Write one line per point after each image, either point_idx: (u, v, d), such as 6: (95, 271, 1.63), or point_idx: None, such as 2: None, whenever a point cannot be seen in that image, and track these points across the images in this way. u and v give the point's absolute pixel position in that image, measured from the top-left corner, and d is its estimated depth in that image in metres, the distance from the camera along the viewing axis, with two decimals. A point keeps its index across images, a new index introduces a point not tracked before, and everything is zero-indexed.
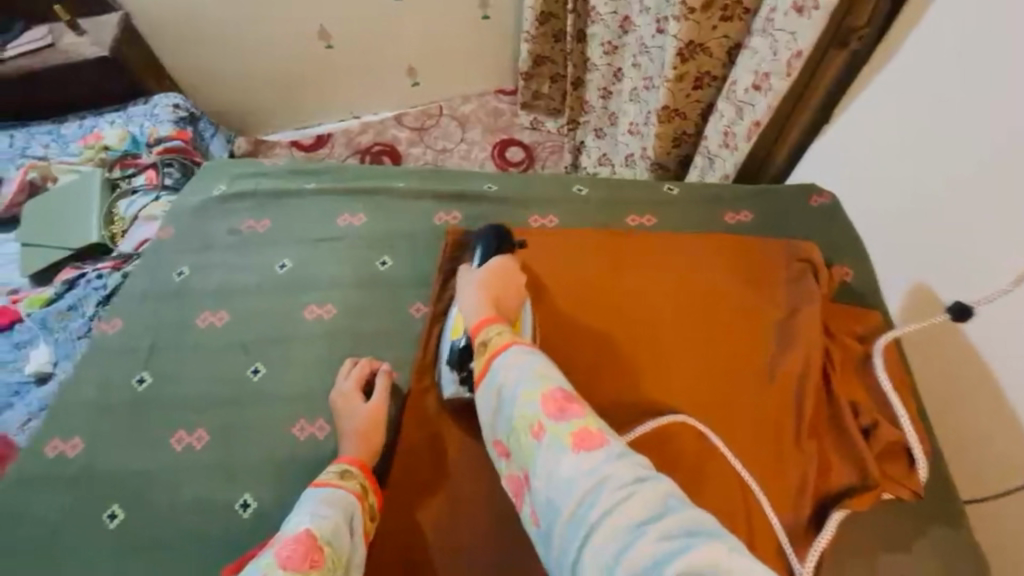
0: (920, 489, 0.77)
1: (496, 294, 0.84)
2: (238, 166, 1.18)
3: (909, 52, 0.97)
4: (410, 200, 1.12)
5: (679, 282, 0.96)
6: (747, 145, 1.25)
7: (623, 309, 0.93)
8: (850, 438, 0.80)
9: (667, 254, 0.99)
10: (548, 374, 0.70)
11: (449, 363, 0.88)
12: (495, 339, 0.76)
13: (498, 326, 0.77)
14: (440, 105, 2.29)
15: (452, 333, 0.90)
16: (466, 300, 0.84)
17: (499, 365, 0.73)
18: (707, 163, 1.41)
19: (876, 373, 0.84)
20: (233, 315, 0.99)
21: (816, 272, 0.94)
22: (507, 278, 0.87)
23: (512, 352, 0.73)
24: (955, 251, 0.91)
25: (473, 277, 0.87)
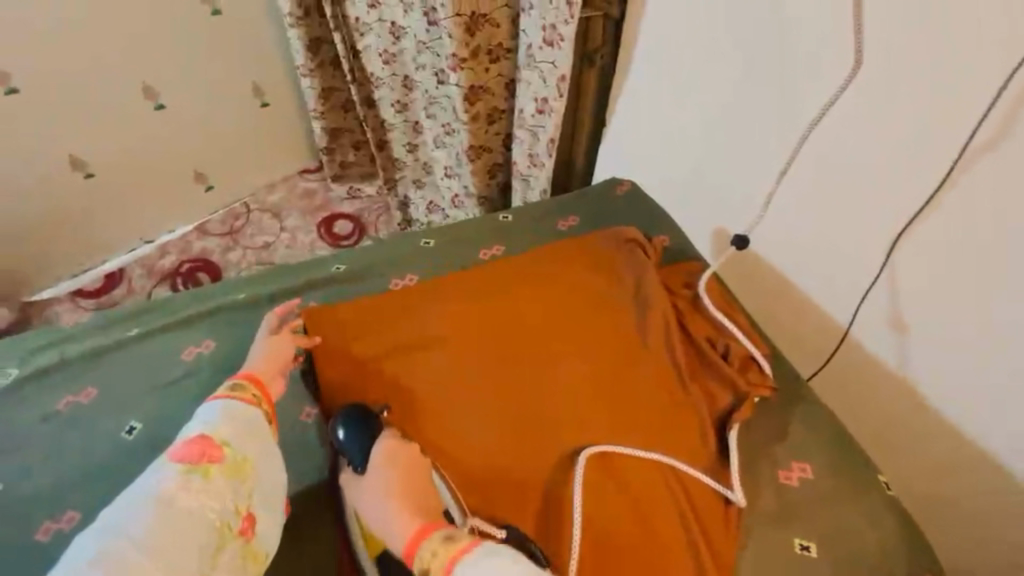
0: (773, 381, 0.95)
1: (409, 494, 0.73)
2: (27, 341, 0.99)
3: (644, 51, 1.21)
4: (259, 307, 1.05)
5: (549, 314, 1.02)
6: (550, 160, 1.43)
7: (508, 355, 0.97)
8: (715, 364, 0.96)
9: (549, 280, 1.06)
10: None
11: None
12: (435, 563, 0.64)
13: (432, 543, 0.66)
14: (244, 202, 2.10)
15: (370, 548, 0.78)
16: (380, 522, 0.72)
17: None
18: (524, 183, 1.53)
19: (711, 310, 1.01)
20: (86, 509, 0.82)
21: (643, 246, 1.12)
22: (411, 459, 0.78)
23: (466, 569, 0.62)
24: (724, 187, 1.18)
25: (368, 487, 0.75)
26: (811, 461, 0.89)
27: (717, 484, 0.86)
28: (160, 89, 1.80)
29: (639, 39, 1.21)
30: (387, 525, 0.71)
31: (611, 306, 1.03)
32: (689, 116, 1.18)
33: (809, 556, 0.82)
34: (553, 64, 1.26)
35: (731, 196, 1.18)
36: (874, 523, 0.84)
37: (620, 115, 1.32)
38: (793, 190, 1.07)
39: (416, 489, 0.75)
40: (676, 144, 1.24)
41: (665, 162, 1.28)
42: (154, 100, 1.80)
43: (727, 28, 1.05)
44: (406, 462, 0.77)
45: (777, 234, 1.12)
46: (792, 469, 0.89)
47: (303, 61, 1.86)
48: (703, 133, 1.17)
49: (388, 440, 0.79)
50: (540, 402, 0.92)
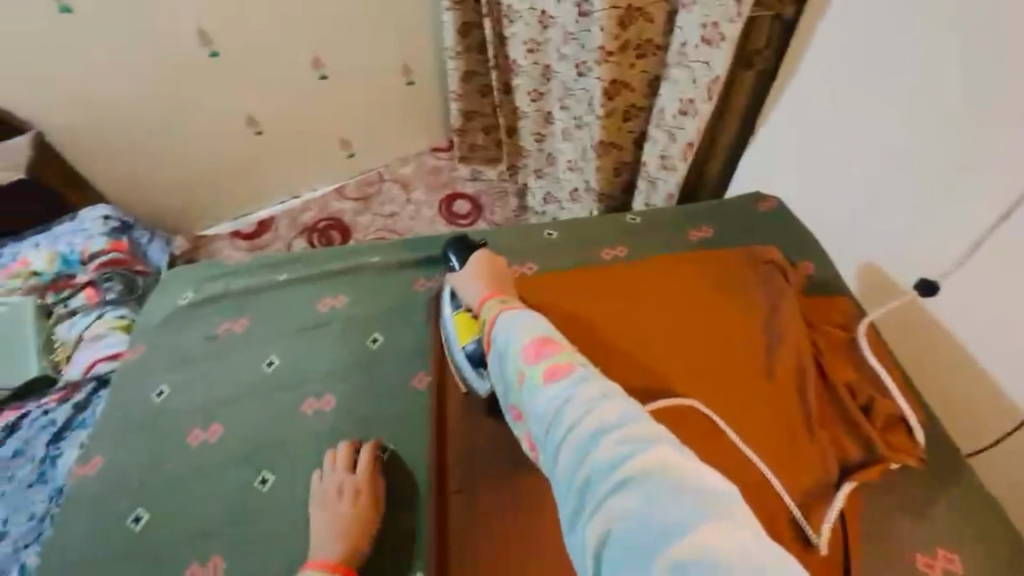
0: (923, 453, 0.82)
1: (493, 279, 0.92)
2: (200, 270, 1.15)
3: (814, 58, 1.09)
4: (389, 273, 1.12)
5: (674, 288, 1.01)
6: (685, 165, 1.36)
7: (623, 307, 0.99)
8: (852, 416, 0.84)
9: (685, 259, 1.06)
10: (531, 327, 0.75)
11: (474, 367, 0.90)
12: (489, 314, 0.82)
13: (493, 304, 0.84)
14: (379, 172, 2.27)
15: (461, 340, 0.92)
16: (469, 291, 0.92)
17: (495, 330, 0.79)
18: (650, 188, 1.47)
19: (863, 353, 0.91)
20: (227, 426, 0.93)
21: (783, 271, 1.02)
22: (498, 269, 0.95)
23: (504, 315, 0.80)
24: (896, 229, 1.01)
25: (465, 274, 0.95)
26: (959, 553, 0.76)
27: (799, 514, 0.76)
28: (325, 62, 1.98)
29: (811, 46, 1.09)
30: (470, 294, 0.91)
31: (735, 318, 0.96)
32: (864, 143, 1.03)
33: None
34: (708, 64, 1.18)
35: (904, 240, 1.00)
36: None
37: (776, 126, 1.21)
38: (997, 255, 0.85)
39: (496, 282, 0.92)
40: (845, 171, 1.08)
41: (823, 185, 1.14)
42: (319, 70, 1.99)
43: (930, 44, 0.89)
44: (496, 265, 0.95)
45: (959, 302, 0.91)
46: (934, 556, 0.76)
47: (452, 44, 1.95)
48: (877, 158, 1.01)
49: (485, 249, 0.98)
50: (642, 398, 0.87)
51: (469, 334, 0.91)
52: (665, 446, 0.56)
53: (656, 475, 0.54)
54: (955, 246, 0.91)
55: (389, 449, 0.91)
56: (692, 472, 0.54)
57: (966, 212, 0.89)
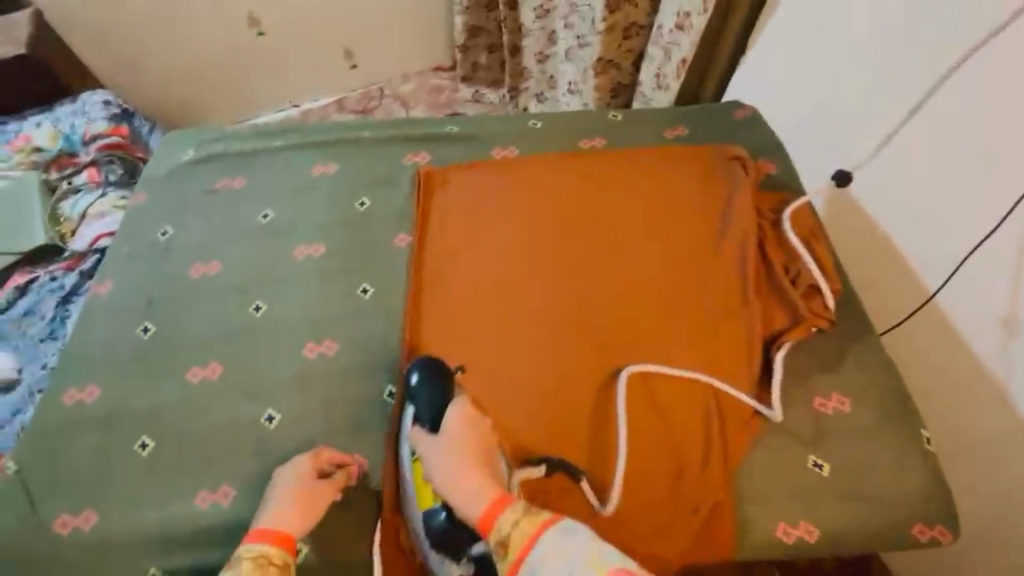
0: (833, 316, 0.93)
1: (482, 462, 0.76)
2: (203, 132, 1.22)
3: None
4: (378, 147, 1.19)
5: (637, 233, 1.03)
6: (677, 83, 1.34)
7: (587, 262, 1.01)
8: (781, 287, 0.95)
9: (648, 198, 1.07)
10: (599, 560, 0.60)
11: (434, 546, 0.78)
12: (517, 535, 0.66)
13: (513, 515, 0.68)
14: (380, 87, 2.27)
15: (421, 504, 0.80)
16: (452, 488, 0.74)
17: (537, 565, 0.63)
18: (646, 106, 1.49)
19: (788, 237, 0.99)
20: (225, 263, 1.03)
21: (745, 164, 1.09)
22: (480, 434, 0.81)
23: (546, 544, 0.64)
24: (841, 138, 1.11)
25: (442, 448, 0.78)
26: (852, 398, 0.87)
27: (736, 390, 0.87)
28: None
29: None
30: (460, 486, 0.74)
31: (698, 229, 1.03)
32: (835, 58, 1.09)
33: (819, 474, 0.82)
34: None
35: (847, 145, 1.11)
36: (898, 471, 0.82)
37: (766, 44, 1.24)
38: (906, 152, 0.99)
39: (488, 462, 0.77)
40: (809, 83, 1.16)
41: (798, 99, 1.19)
42: None
43: None
44: (478, 437, 0.80)
45: (880, 188, 1.05)
46: (830, 400, 0.87)
47: None
48: (845, 75, 1.08)
49: (460, 407, 0.83)
50: (597, 288, 0.98)
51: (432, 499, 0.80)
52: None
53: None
54: (870, 140, 1.06)
55: (368, 291, 1.01)
56: None
57: (890, 121, 1.01)
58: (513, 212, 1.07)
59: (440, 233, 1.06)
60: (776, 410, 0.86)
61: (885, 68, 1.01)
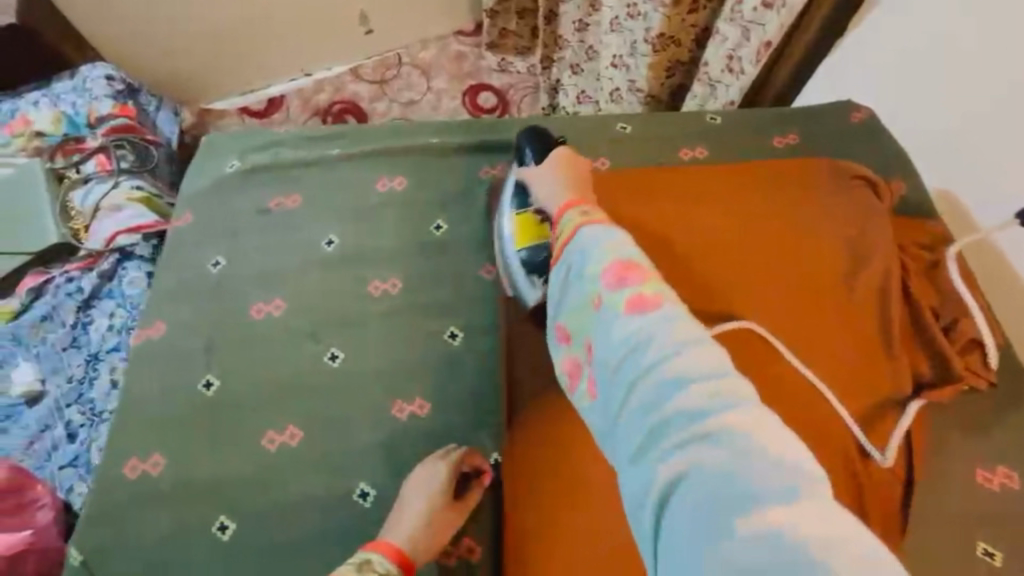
0: (993, 377, 0.82)
1: (576, 189, 0.78)
2: (245, 137, 1.06)
3: None
4: (447, 155, 1.04)
5: (755, 218, 0.94)
6: (752, 69, 1.18)
7: (698, 232, 0.93)
8: (935, 340, 0.83)
9: (772, 191, 0.97)
10: (614, 249, 0.64)
11: (527, 272, 0.83)
12: (567, 226, 0.71)
13: (575, 213, 0.72)
14: (398, 54, 2.09)
15: (517, 244, 0.85)
16: (544, 199, 0.79)
17: (573, 247, 0.68)
18: (709, 91, 1.32)
19: (954, 282, 0.86)
20: (291, 301, 0.91)
21: (873, 184, 0.97)
22: (578, 176, 0.81)
23: (584, 233, 0.68)
24: (986, 173, 0.92)
25: (541, 174, 0.81)
26: (1019, 471, 0.78)
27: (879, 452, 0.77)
28: None
29: None
30: (550, 199, 0.78)
31: (833, 261, 0.89)
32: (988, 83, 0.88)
33: (990, 562, 0.73)
34: None
35: (992, 181, 0.91)
36: None
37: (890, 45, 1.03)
38: None
39: (581, 189, 0.79)
40: (952, 95, 0.94)
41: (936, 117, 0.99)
42: None
43: None
44: (576, 173, 0.81)
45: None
46: (995, 473, 0.78)
47: None
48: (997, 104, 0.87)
49: (568, 149, 0.83)
50: (702, 252, 0.91)
51: (528, 236, 0.84)
52: (763, 414, 0.46)
53: (749, 454, 0.44)
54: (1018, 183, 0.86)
55: (456, 335, 0.89)
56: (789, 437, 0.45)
57: None
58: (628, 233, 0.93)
59: None
60: (886, 456, 0.77)
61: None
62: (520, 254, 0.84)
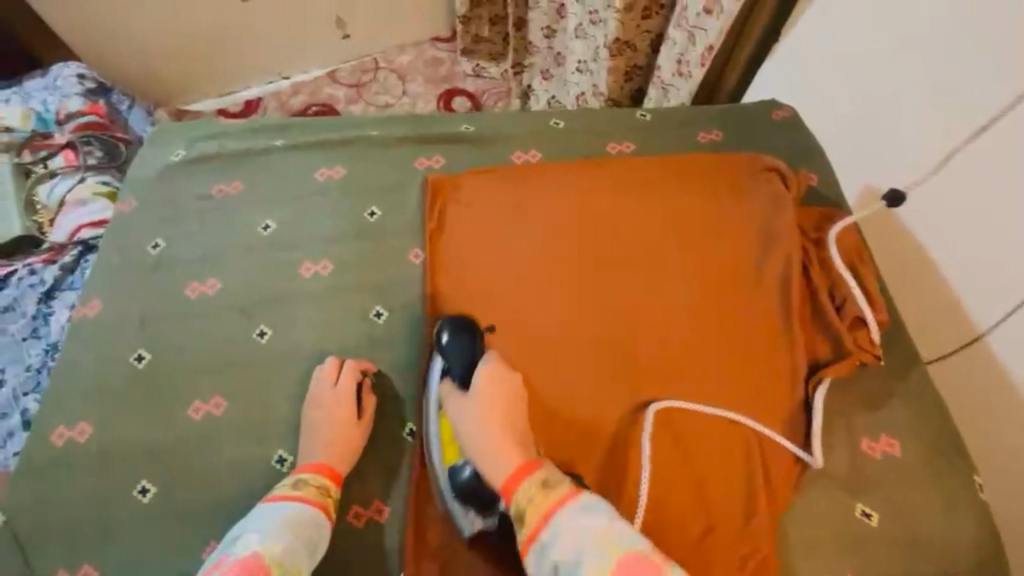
0: (879, 351, 0.87)
1: (507, 425, 0.78)
2: (192, 127, 1.11)
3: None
4: (388, 147, 1.09)
5: (671, 233, 0.97)
6: (700, 71, 1.24)
7: (617, 264, 0.95)
8: (825, 317, 0.89)
9: (685, 199, 1.00)
10: (613, 540, 0.66)
11: (457, 498, 0.79)
12: (532, 507, 0.70)
13: (530, 485, 0.72)
14: (375, 58, 2.15)
15: (446, 460, 0.82)
16: (482, 450, 0.76)
17: (551, 533, 0.68)
18: (661, 94, 1.38)
19: (836, 263, 0.92)
20: (225, 281, 0.95)
21: (784, 178, 1.02)
22: (508, 393, 0.81)
23: (563, 520, 0.68)
24: (904, 140, 0.99)
25: (472, 407, 0.80)
26: (901, 439, 0.83)
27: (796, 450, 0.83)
28: None
29: None
30: (487, 452, 0.76)
31: (732, 269, 0.93)
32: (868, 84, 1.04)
33: (868, 523, 0.79)
34: None
35: (909, 150, 0.98)
36: (953, 519, 0.79)
37: (798, 47, 1.16)
38: (937, 187, 0.94)
39: (518, 425, 0.79)
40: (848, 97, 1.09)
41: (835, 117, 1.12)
42: None
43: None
44: (507, 399, 0.80)
45: (933, 204, 0.95)
46: (878, 440, 0.84)
47: None
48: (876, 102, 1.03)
49: (491, 364, 0.83)
50: (623, 290, 0.93)
51: (456, 454, 0.81)
52: None
53: None
54: (923, 157, 0.96)
55: (382, 314, 0.94)
56: None
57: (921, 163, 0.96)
58: (529, 239, 0.97)
59: (456, 218, 1.00)
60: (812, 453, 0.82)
61: (973, 68, 0.87)
62: (451, 475, 0.80)
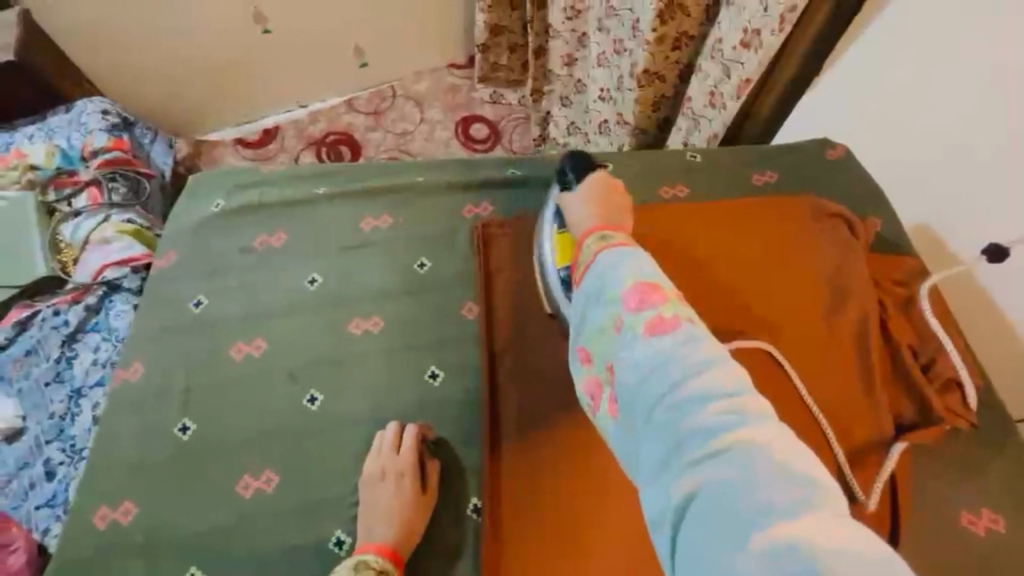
0: (974, 418, 0.82)
1: (603, 209, 0.81)
2: (230, 176, 1.07)
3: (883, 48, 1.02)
4: (433, 193, 1.05)
5: (748, 271, 0.93)
6: (735, 103, 1.20)
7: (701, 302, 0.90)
8: (912, 378, 0.84)
9: (756, 237, 0.96)
10: (633, 273, 0.67)
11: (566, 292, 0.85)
12: (589, 251, 0.75)
13: (593, 239, 0.75)
14: (392, 85, 2.12)
15: (559, 261, 0.87)
16: (582, 220, 0.81)
17: (592, 271, 0.72)
18: (691, 125, 1.34)
19: (925, 317, 0.87)
20: (271, 342, 0.91)
21: (850, 226, 0.97)
22: (610, 198, 0.83)
23: (604, 259, 0.71)
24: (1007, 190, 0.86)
25: (580, 198, 0.83)
26: (1004, 513, 0.78)
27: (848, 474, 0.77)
28: None
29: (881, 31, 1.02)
30: (579, 222, 0.82)
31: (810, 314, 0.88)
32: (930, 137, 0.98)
33: None
34: None
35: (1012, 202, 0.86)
36: None
37: (848, 89, 1.11)
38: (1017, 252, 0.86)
39: (612, 216, 0.81)
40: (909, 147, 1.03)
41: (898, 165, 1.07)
42: None
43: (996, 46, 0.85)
44: (609, 196, 0.83)
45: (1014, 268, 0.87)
46: (980, 514, 0.78)
47: None
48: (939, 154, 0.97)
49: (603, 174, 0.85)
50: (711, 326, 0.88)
51: (568, 257, 0.86)
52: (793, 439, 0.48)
53: (755, 472, 0.46)
54: (998, 217, 0.89)
55: (438, 375, 0.89)
56: (798, 468, 0.45)
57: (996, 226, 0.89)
58: None
59: (511, 273, 0.95)
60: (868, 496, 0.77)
61: None
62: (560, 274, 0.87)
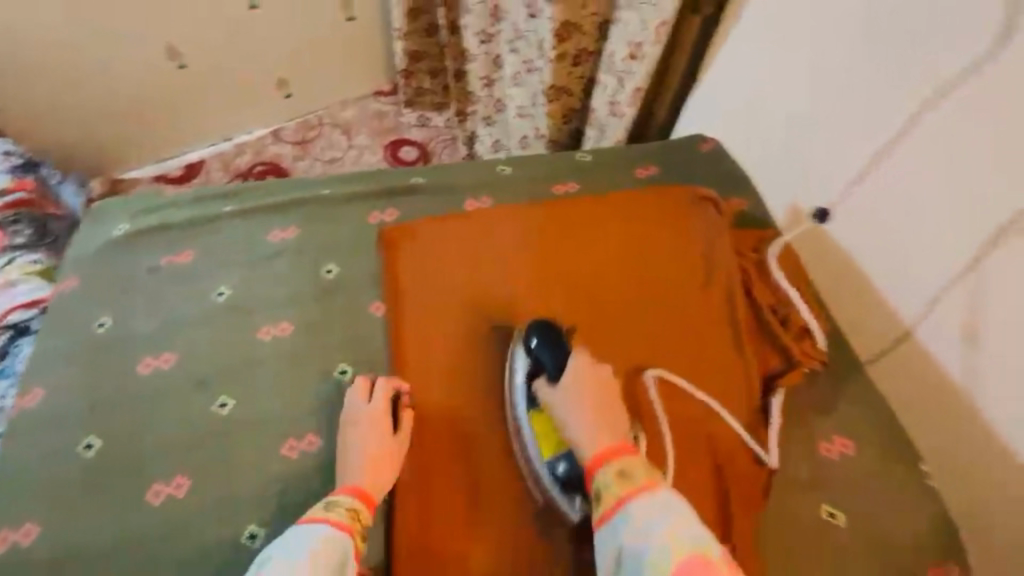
0: (823, 356, 0.94)
1: (603, 412, 0.80)
2: (135, 201, 1.09)
3: (737, 46, 1.18)
4: (340, 204, 1.10)
5: (632, 258, 1.03)
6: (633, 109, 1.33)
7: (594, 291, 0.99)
8: (771, 329, 0.96)
9: (636, 223, 1.06)
10: (678, 537, 0.66)
11: (565, 493, 0.81)
12: (611, 492, 0.72)
13: (608, 473, 0.74)
14: (318, 115, 2.14)
15: (543, 454, 0.84)
16: (581, 436, 0.79)
17: (624, 525, 0.69)
18: (599, 134, 1.47)
19: (775, 276, 1.00)
20: (180, 354, 0.92)
21: (717, 205, 1.07)
22: (601, 388, 0.83)
23: (637, 509, 0.70)
24: (842, 153, 1.02)
25: (570, 398, 0.81)
26: (854, 440, 0.90)
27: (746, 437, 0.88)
28: None
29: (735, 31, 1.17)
30: (577, 432, 0.79)
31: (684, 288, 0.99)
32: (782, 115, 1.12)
33: (835, 524, 0.84)
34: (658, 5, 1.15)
35: (844, 163, 1.02)
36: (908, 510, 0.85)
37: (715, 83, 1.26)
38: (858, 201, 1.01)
39: (613, 420, 0.80)
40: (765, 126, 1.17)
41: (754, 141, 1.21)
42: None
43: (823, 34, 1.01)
44: (600, 385, 0.83)
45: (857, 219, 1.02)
46: (832, 440, 0.90)
47: None
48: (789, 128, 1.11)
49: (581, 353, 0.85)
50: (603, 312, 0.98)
51: (553, 449, 0.83)
52: None
53: None
54: (839, 177, 1.03)
55: (347, 371, 0.93)
56: None
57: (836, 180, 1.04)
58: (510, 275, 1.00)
59: (415, 271, 1.00)
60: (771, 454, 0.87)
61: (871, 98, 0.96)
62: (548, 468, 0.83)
